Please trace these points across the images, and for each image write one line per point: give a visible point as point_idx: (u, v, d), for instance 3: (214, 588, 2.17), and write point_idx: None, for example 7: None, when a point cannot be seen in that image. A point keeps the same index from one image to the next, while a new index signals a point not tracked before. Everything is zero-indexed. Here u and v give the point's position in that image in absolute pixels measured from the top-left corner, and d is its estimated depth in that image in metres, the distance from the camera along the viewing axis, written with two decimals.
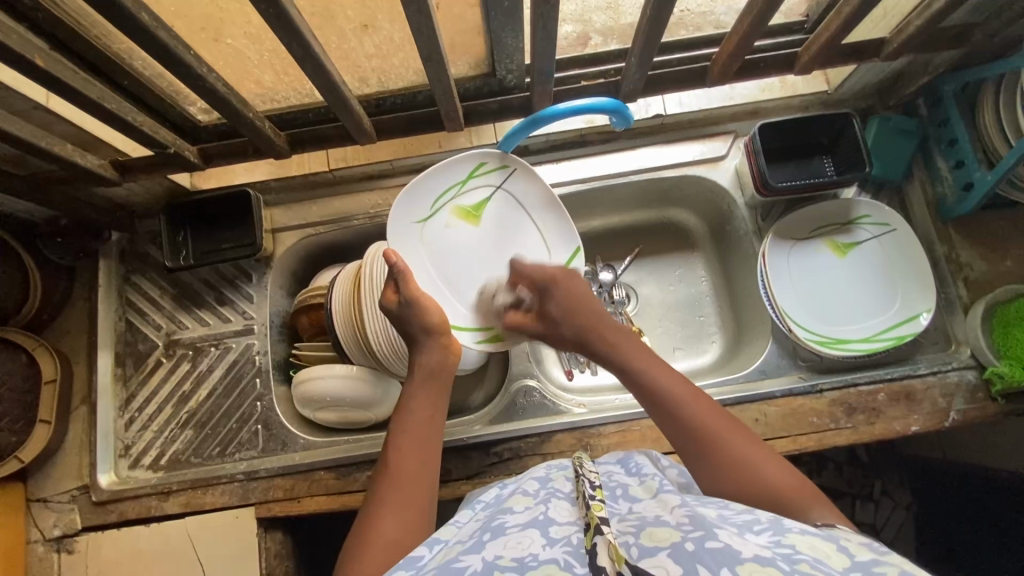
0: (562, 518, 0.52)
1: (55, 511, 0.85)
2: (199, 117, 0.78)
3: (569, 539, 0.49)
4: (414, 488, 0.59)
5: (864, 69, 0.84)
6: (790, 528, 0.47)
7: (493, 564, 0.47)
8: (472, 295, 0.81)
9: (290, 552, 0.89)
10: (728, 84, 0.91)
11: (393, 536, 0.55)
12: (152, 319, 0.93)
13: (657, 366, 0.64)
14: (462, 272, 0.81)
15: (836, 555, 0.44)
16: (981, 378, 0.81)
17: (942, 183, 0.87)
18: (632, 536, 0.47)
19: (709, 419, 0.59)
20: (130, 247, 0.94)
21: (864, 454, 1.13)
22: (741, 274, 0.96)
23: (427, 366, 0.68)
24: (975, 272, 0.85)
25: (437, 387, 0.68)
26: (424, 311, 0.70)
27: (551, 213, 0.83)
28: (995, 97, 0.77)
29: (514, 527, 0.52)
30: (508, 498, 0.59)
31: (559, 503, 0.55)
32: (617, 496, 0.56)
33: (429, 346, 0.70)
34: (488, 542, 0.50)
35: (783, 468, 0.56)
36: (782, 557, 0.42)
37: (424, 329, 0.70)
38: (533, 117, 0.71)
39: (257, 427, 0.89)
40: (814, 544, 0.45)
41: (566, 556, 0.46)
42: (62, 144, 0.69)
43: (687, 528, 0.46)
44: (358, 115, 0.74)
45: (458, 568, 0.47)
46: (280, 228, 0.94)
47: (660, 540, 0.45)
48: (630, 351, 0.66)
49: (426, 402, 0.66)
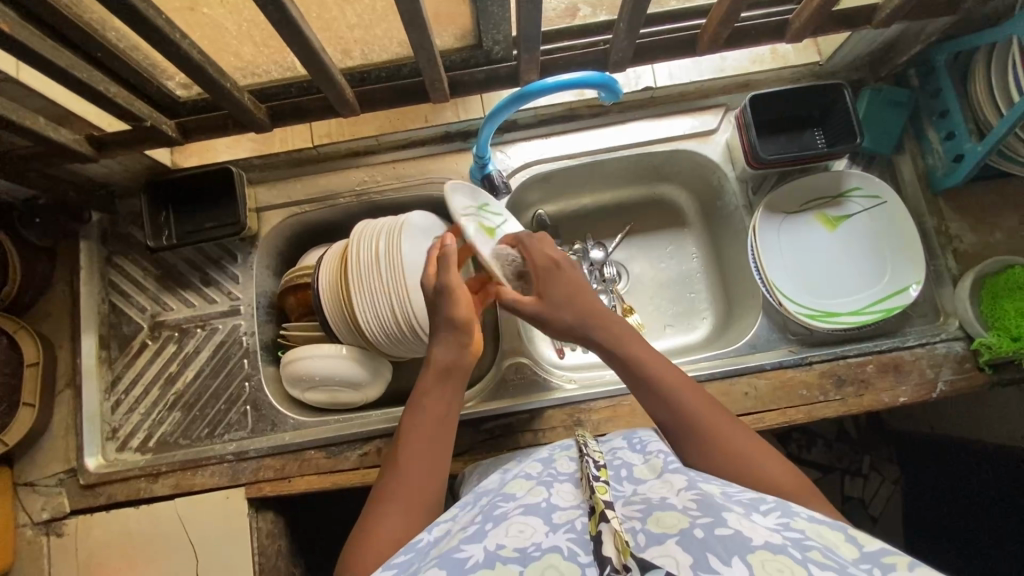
0: (565, 503, 0.52)
1: (42, 494, 0.84)
2: (177, 91, 0.76)
3: (574, 524, 0.49)
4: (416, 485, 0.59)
5: (856, 38, 0.82)
6: (799, 513, 0.48)
7: (496, 554, 0.47)
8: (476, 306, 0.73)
9: (282, 531, 0.89)
10: (718, 55, 0.90)
11: (397, 536, 0.55)
12: (136, 301, 0.91)
13: (659, 364, 0.65)
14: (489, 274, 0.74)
15: (844, 543, 0.44)
16: (969, 349, 0.81)
17: (933, 155, 0.86)
18: (637, 522, 0.48)
19: (700, 408, 0.61)
20: (111, 228, 0.92)
21: (853, 430, 1.16)
22: (733, 250, 0.96)
23: (440, 363, 0.67)
24: (965, 244, 0.85)
25: (454, 383, 0.67)
26: (456, 302, 0.68)
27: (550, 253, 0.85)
28: (987, 66, 0.77)
29: (516, 512, 0.52)
30: (508, 483, 0.59)
31: (561, 487, 0.55)
32: (622, 478, 0.56)
33: (447, 338, 0.68)
34: (490, 530, 0.50)
35: (779, 464, 0.57)
36: (793, 544, 0.43)
37: (451, 321, 0.68)
38: (520, 91, 0.69)
39: (245, 408, 0.88)
40: (823, 531, 0.46)
41: (570, 543, 0.47)
42: (34, 118, 0.67)
43: (694, 514, 0.46)
44: (341, 86, 0.72)
45: (459, 558, 0.46)
46: (265, 207, 0.92)
47: (668, 527, 0.45)
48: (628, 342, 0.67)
49: (438, 399, 0.66)
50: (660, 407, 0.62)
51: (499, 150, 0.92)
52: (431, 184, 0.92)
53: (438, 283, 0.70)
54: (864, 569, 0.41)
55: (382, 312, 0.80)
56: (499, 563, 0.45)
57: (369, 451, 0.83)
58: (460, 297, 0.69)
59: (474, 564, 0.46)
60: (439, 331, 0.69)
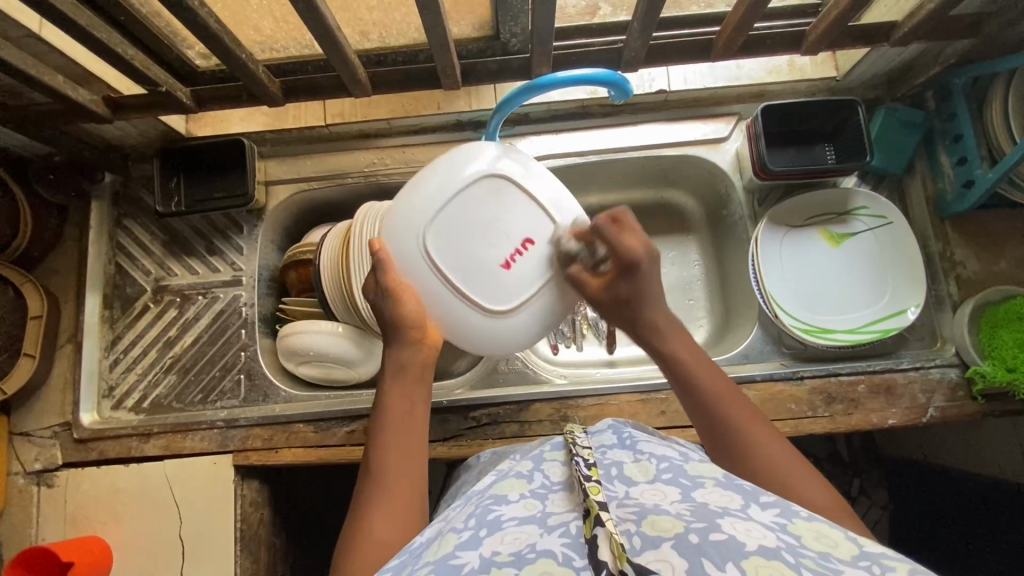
0: (558, 509, 0.52)
1: (36, 445, 0.86)
2: (197, 61, 0.78)
3: (569, 529, 0.48)
4: (399, 488, 0.60)
5: (875, 54, 0.82)
6: (799, 513, 0.47)
7: (490, 560, 0.46)
8: (438, 308, 0.69)
9: (267, 500, 0.90)
10: (735, 63, 0.89)
11: (382, 537, 0.56)
12: (141, 264, 0.93)
13: (709, 371, 0.64)
14: (458, 262, 0.68)
15: (845, 544, 0.44)
16: (963, 377, 0.81)
17: (943, 178, 0.86)
18: (632, 524, 0.45)
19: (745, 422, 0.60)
20: (123, 190, 0.94)
21: (846, 453, 1.16)
22: (735, 260, 0.96)
23: (397, 362, 0.67)
24: (968, 271, 0.85)
25: (417, 384, 0.67)
26: (399, 300, 0.67)
27: (463, 274, 0.68)
28: (1005, 94, 0.76)
29: (511, 521, 0.51)
30: (499, 482, 0.59)
31: (554, 496, 0.54)
32: (613, 477, 0.54)
33: (399, 342, 0.68)
34: (484, 537, 0.49)
35: (824, 494, 0.55)
36: (789, 548, 0.42)
37: (395, 322, 0.68)
38: (529, 83, 0.67)
39: (239, 377, 0.90)
40: (821, 533, 0.45)
41: (565, 548, 0.45)
42: (53, 75, 0.68)
43: (689, 520, 0.45)
44: (354, 67, 0.72)
45: (455, 565, 0.46)
46: (274, 181, 0.93)
47: (663, 530, 0.44)
48: (676, 342, 0.67)
49: (403, 398, 0.66)
50: (698, 412, 0.63)
51: (508, 141, 0.93)
52: None
53: (378, 286, 0.69)
54: (861, 568, 0.41)
55: None
56: (494, 569, 0.45)
57: (356, 430, 0.84)
58: (405, 297, 0.67)
59: (468, 572, 0.45)
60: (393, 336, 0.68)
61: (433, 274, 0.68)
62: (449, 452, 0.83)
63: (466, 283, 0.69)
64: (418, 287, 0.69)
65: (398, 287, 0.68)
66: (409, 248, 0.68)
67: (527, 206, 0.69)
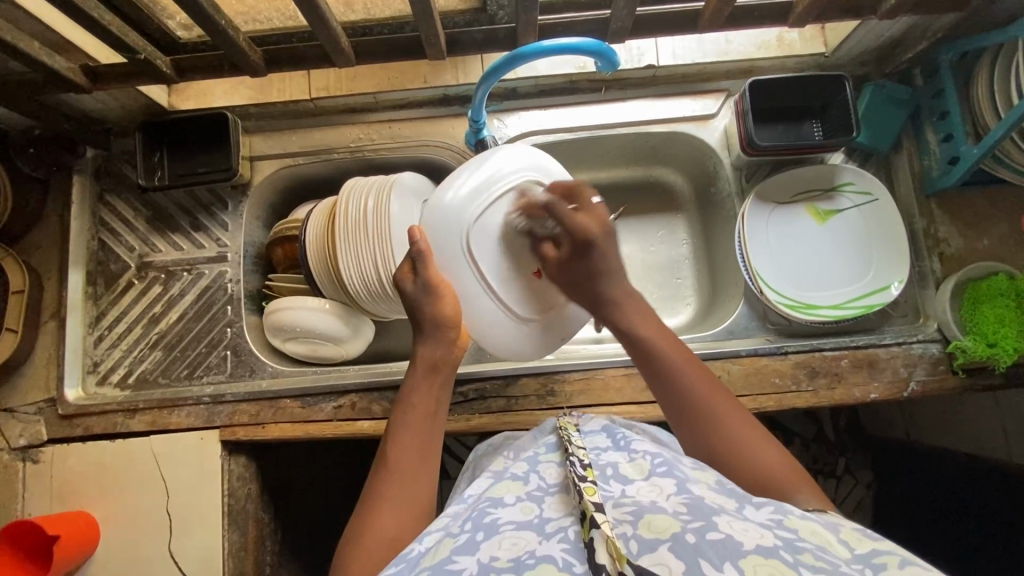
0: (555, 514, 0.52)
1: (20, 421, 0.86)
2: (178, 31, 0.77)
3: (567, 533, 0.48)
4: (411, 486, 0.61)
5: (863, 29, 0.81)
6: (792, 511, 0.49)
7: (489, 566, 0.46)
8: (470, 306, 0.73)
9: (254, 476, 0.90)
10: (724, 38, 0.88)
11: (392, 535, 0.57)
12: (125, 240, 0.92)
13: (670, 342, 0.66)
14: (496, 263, 0.72)
15: (836, 545, 0.46)
16: (944, 351, 0.82)
17: (929, 156, 0.86)
18: (629, 527, 0.46)
19: (709, 396, 0.62)
20: (105, 165, 0.93)
21: (831, 433, 1.22)
22: (722, 237, 0.96)
23: (429, 359, 0.68)
24: (952, 248, 0.85)
25: (440, 380, 0.68)
26: (440, 299, 0.69)
27: (500, 277, 0.73)
28: (990, 69, 0.76)
29: (508, 525, 0.51)
30: (495, 485, 0.59)
31: (550, 499, 0.54)
32: (609, 477, 0.55)
33: (437, 337, 0.69)
34: (481, 542, 0.50)
35: (777, 455, 0.59)
36: (784, 546, 0.43)
37: (435, 318, 0.68)
38: (514, 53, 0.68)
39: (225, 353, 0.89)
40: (814, 530, 0.47)
41: (564, 553, 0.46)
42: (29, 41, 0.66)
43: (686, 518, 0.45)
44: (337, 36, 0.71)
45: (453, 570, 0.47)
46: (259, 156, 0.92)
47: (660, 532, 0.44)
48: (644, 322, 0.68)
49: (428, 396, 0.67)
50: (658, 383, 0.65)
51: (496, 117, 0.92)
52: (426, 146, 0.92)
53: (417, 280, 0.69)
54: (856, 569, 0.43)
55: (366, 268, 0.82)
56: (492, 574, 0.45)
57: (343, 405, 0.85)
58: (446, 295, 0.69)
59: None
60: (426, 331, 0.68)
61: (471, 274, 0.72)
62: None
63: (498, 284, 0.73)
64: (457, 284, 0.72)
65: (438, 285, 0.69)
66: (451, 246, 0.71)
67: None
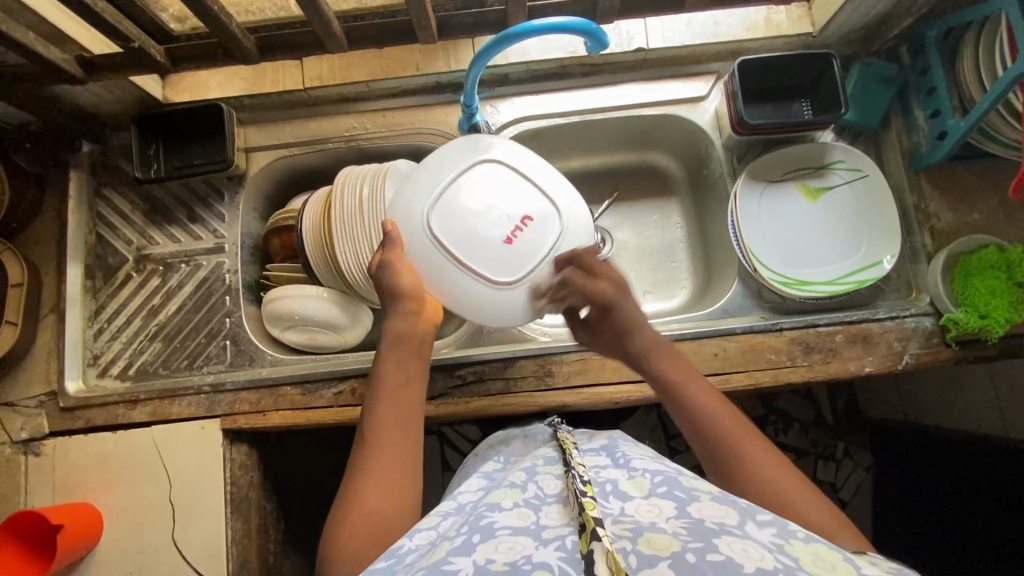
0: (554, 522, 0.48)
1: (22, 414, 0.86)
2: (172, 24, 0.79)
3: (563, 542, 0.44)
4: (390, 462, 0.61)
5: (849, 8, 0.82)
6: (795, 534, 0.46)
7: (484, 569, 0.43)
8: (442, 281, 0.72)
9: (257, 464, 0.91)
10: (712, 20, 0.89)
11: (377, 511, 0.57)
12: (122, 233, 0.93)
13: (705, 392, 0.65)
14: (458, 239, 0.71)
15: (842, 568, 0.43)
16: (937, 325, 0.83)
17: (917, 132, 0.87)
18: (628, 542, 0.43)
19: (745, 445, 0.59)
20: (101, 160, 0.93)
21: (830, 417, 1.21)
22: (715, 218, 0.97)
23: (394, 335, 0.68)
24: (943, 222, 0.86)
25: (411, 356, 0.68)
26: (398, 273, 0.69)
27: (468, 255, 0.71)
28: (976, 42, 0.77)
29: (504, 530, 0.48)
30: (493, 492, 0.55)
31: (549, 509, 0.51)
32: (608, 493, 0.52)
33: (397, 310, 0.68)
34: (477, 544, 0.46)
35: (823, 509, 0.54)
36: (786, 570, 0.40)
37: (392, 291, 0.68)
38: (504, 33, 0.69)
39: (225, 343, 0.90)
40: (819, 556, 0.44)
41: (561, 562, 0.42)
42: (24, 31, 0.67)
43: (685, 538, 0.43)
44: (329, 20, 0.71)
45: (447, 571, 0.43)
46: (254, 147, 0.93)
47: (659, 548, 0.42)
48: (679, 370, 0.67)
49: (399, 371, 0.67)
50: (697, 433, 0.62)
51: (489, 103, 0.93)
52: (420, 134, 0.93)
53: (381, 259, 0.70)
54: None
55: (363, 254, 0.82)
56: None
57: (343, 391, 0.85)
58: (400, 268, 0.69)
59: None
60: (393, 308, 0.68)
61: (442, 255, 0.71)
62: (436, 410, 0.84)
63: (467, 261, 0.71)
64: (418, 262, 0.72)
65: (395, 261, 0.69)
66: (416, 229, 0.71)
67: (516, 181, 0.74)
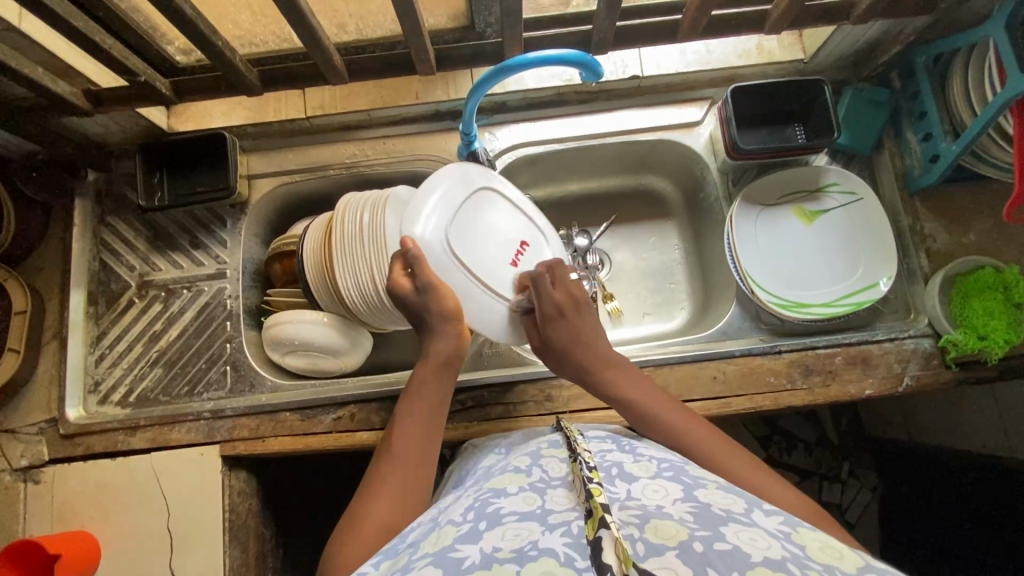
0: (560, 506, 0.47)
1: (22, 441, 0.86)
2: (177, 56, 0.79)
3: (570, 527, 0.43)
4: (406, 479, 0.61)
5: (837, 36, 0.84)
6: (802, 523, 0.46)
7: (490, 557, 0.42)
8: (469, 302, 0.76)
9: (255, 491, 0.90)
10: (704, 48, 0.91)
11: (387, 523, 0.57)
12: (125, 260, 0.94)
13: (666, 405, 0.68)
14: (482, 263, 0.77)
15: (849, 556, 0.42)
16: (936, 346, 0.83)
17: (911, 155, 0.88)
18: (635, 530, 0.42)
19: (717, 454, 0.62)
20: (106, 188, 0.95)
21: (834, 437, 1.20)
22: (712, 241, 0.98)
23: (440, 354, 0.70)
24: (938, 244, 0.87)
25: (447, 375, 0.70)
26: (440, 294, 0.70)
27: (485, 275, 0.77)
28: (965, 66, 0.78)
29: (511, 516, 0.47)
30: (497, 478, 0.56)
31: (555, 492, 0.50)
32: (614, 478, 0.52)
33: (446, 330, 0.71)
34: (485, 531, 0.46)
35: (789, 494, 0.58)
36: (794, 558, 0.39)
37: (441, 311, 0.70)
38: (500, 66, 0.70)
39: (225, 368, 0.90)
40: (826, 544, 0.43)
41: (566, 547, 0.41)
42: (33, 67, 0.69)
43: (693, 526, 0.42)
44: (329, 52, 0.73)
45: (455, 559, 0.43)
46: (256, 174, 0.95)
47: (667, 537, 0.41)
48: (638, 388, 0.70)
49: (433, 390, 0.68)
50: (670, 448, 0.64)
51: (487, 130, 0.94)
52: (420, 160, 0.94)
53: (416, 280, 0.71)
54: None
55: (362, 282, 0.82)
56: (495, 564, 0.41)
57: (342, 416, 0.85)
58: (445, 287, 0.71)
59: (468, 566, 0.42)
60: (434, 329, 0.71)
61: (469, 279, 0.76)
62: None
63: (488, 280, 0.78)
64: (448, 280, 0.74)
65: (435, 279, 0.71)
66: (442, 253, 0.74)
67: (517, 215, 0.83)
